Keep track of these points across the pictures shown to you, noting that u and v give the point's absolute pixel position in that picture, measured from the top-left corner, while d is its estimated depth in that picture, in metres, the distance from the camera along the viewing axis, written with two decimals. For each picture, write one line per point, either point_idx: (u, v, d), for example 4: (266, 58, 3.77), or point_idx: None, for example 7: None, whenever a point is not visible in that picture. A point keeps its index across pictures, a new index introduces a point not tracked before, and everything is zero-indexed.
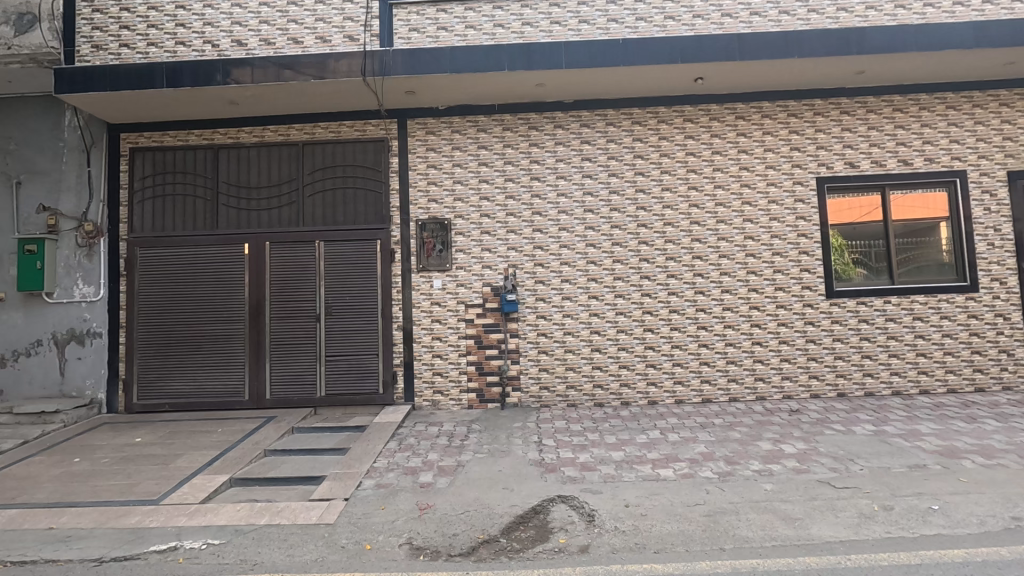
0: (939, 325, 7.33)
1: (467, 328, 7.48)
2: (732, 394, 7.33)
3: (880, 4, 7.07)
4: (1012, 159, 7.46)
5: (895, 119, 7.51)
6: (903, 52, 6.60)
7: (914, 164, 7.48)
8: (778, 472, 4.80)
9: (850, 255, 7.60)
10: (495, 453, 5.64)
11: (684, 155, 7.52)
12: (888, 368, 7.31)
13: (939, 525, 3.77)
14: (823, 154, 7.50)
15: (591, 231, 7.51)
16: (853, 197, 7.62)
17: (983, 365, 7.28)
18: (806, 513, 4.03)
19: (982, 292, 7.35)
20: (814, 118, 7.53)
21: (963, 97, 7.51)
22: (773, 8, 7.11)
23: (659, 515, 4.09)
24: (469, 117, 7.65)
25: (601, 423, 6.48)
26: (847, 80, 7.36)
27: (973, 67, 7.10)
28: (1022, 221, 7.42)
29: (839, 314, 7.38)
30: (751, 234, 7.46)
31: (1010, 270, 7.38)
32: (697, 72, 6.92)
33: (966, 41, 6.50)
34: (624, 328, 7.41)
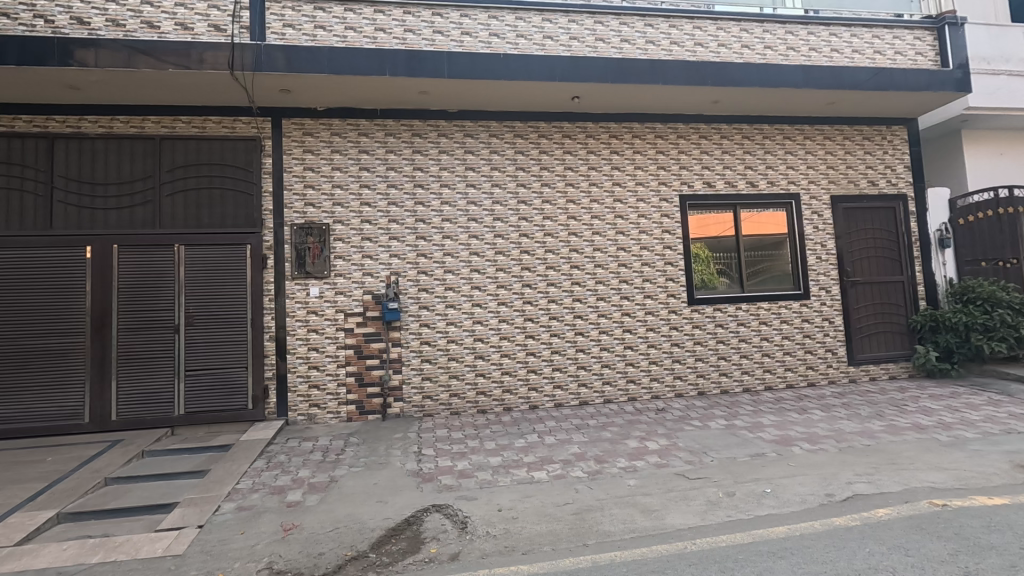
0: (780, 328, 8.32)
1: (346, 338, 7.22)
2: (606, 396, 7.76)
3: (730, 42, 7.93)
4: (834, 186, 8.68)
5: (744, 145, 8.44)
6: (748, 87, 7.48)
7: (759, 187, 8.44)
8: (641, 468, 5.16)
9: (714, 266, 8.41)
10: (372, 466, 5.48)
11: (563, 169, 7.89)
12: (739, 368, 8.15)
13: (770, 506, 4.26)
14: (685, 173, 8.23)
15: (474, 240, 7.60)
16: (712, 213, 8.44)
17: (814, 362, 8.37)
18: (662, 504, 4.37)
19: (813, 299, 8.46)
20: (678, 140, 8.25)
21: (796, 129, 8.63)
22: (641, 37, 7.70)
23: (530, 516, 4.21)
24: (350, 121, 7.44)
25: (482, 430, 6.56)
26: (704, 108, 8.17)
27: (804, 104, 8.20)
28: (842, 239, 8.65)
29: (699, 320, 8.11)
30: (623, 246, 7.98)
31: (834, 280, 8.57)
32: (573, 91, 7.31)
33: (796, 81, 7.51)
34: (507, 335, 7.57)
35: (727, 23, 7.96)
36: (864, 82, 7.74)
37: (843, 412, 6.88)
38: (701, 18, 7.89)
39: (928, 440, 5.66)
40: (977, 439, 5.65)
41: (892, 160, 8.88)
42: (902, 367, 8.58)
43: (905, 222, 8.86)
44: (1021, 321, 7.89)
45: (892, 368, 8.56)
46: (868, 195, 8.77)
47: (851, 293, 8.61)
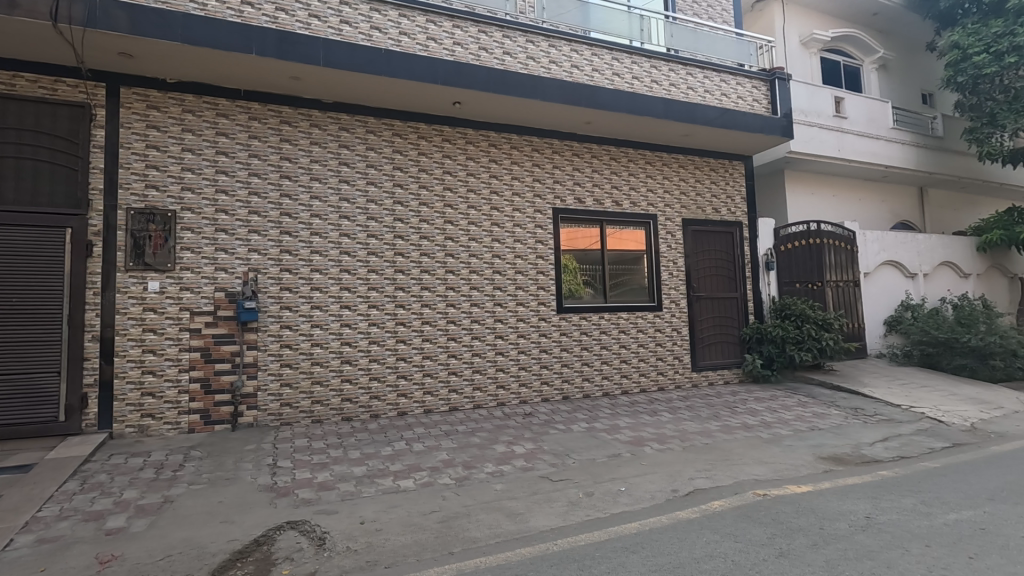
0: (637, 337, 9.02)
1: (192, 339, 6.45)
2: (476, 402, 7.80)
3: (603, 68, 8.48)
4: (686, 210, 9.65)
5: (611, 165, 9.07)
6: (617, 112, 8.10)
7: (623, 205, 9.11)
8: (508, 472, 5.25)
9: (580, 277, 8.88)
10: (216, 482, 4.93)
11: (441, 173, 7.84)
12: (601, 373, 8.68)
13: (624, 503, 4.57)
14: (558, 188, 8.63)
15: (346, 239, 7.24)
16: (581, 227, 8.91)
17: (664, 368, 9.20)
18: (527, 507, 4.46)
19: (664, 310, 9.31)
20: (553, 155, 8.63)
21: (656, 156, 9.46)
22: (522, 51, 7.94)
23: (394, 527, 4.07)
24: (207, 98, 6.70)
25: (346, 438, 6.23)
26: (578, 127, 8.65)
27: (663, 133, 9.04)
28: (691, 257, 9.63)
29: (565, 328, 8.50)
30: (498, 253, 8.13)
31: (682, 295, 9.50)
32: (455, 96, 7.33)
33: (657, 111, 8.33)
34: (377, 340, 7.30)
35: (601, 50, 8.51)
36: (711, 120, 8.79)
37: (687, 413, 7.63)
38: (577, 42, 8.35)
39: (752, 438, 6.48)
40: (789, 436, 6.59)
41: (732, 191, 10.09)
42: (735, 373, 9.72)
43: (740, 246, 10.10)
44: (823, 334, 9.31)
45: (727, 374, 9.66)
46: (713, 220, 9.87)
47: (696, 307, 9.60)
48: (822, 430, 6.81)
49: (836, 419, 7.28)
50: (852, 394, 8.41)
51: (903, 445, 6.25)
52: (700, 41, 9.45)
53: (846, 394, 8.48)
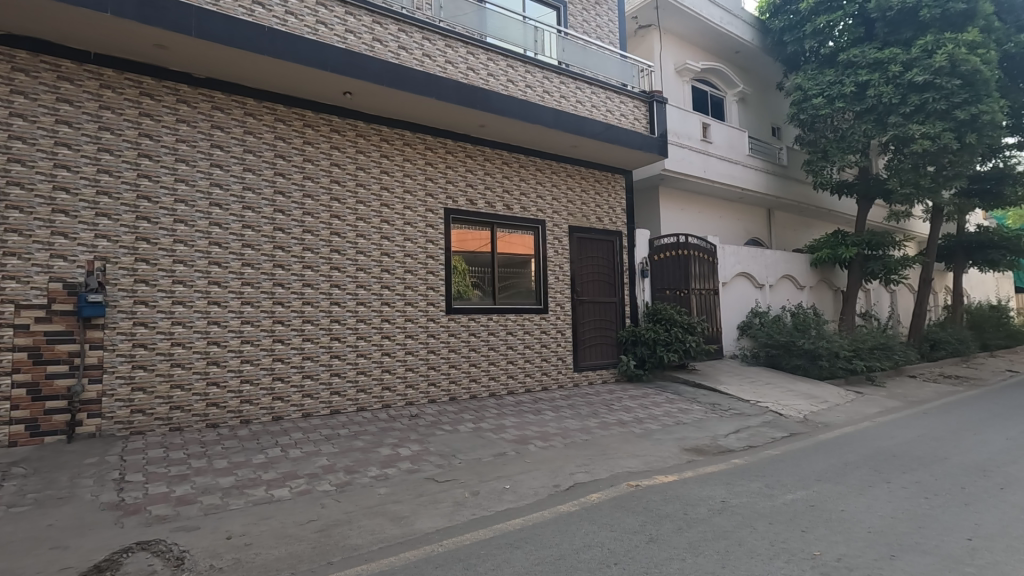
0: (523, 338, 9.26)
1: (16, 337, 5.51)
2: (360, 404, 7.51)
3: (498, 73, 8.63)
4: (572, 218, 10.10)
5: (503, 170, 9.25)
6: (510, 117, 8.30)
7: (513, 209, 9.33)
8: (392, 475, 5.11)
9: (470, 279, 8.92)
10: (46, 503, 4.24)
11: (328, 165, 7.46)
12: (488, 374, 8.79)
13: (509, 500, 4.66)
14: (451, 188, 8.62)
15: (217, 229, 6.63)
16: (472, 229, 8.97)
17: (548, 369, 9.54)
18: (412, 510, 4.38)
19: (549, 313, 9.66)
20: (446, 155, 8.60)
21: (546, 163, 9.81)
22: (418, 47, 7.82)
23: (266, 540, 3.78)
24: (45, 57, 5.78)
25: (211, 447, 5.68)
26: (471, 130, 8.72)
27: (554, 143, 9.42)
28: (575, 263, 10.08)
29: (454, 328, 8.49)
30: (387, 251, 7.91)
31: (566, 298, 9.92)
32: (345, 86, 7.05)
33: (548, 121, 8.67)
34: (250, 339, 6.75)
35: (497, 56, 8.65)
36: (597, 133, 9.33)
37: (568, 412, 7.98)
38: (474, 45, 8.41)
39: (627, 433, 6.94)
40: (658, 430, 7.15)
41: (613, 203, 10.74)
42: (612, 373, 10.33)
43: (620, 254, 10.77)
44: (688, 337, 10.22)
45: (606, 374, 10.25)
46: (596, 228, 10.42)
47: (579, 310, 10.07)
48: (686, 424, 7.47)
49: (697, 414, 8.03)
50: (711, 391, 9.32)
51: (751, 435, 7.05)
52: (589, 58, 9.97)
53: (707, 391, 9.39)
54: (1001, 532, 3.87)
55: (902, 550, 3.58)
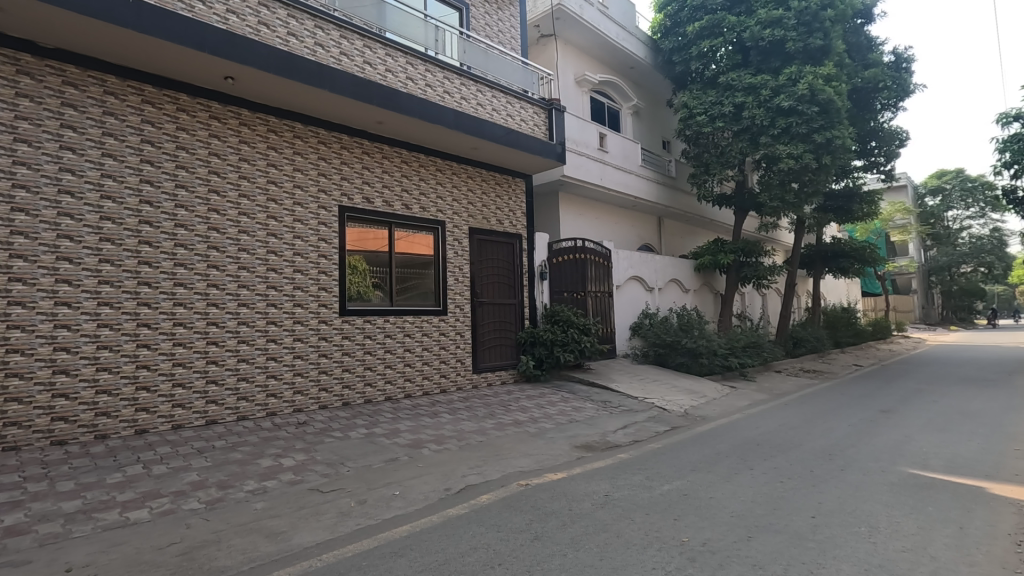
0: (421, 340, 9.13)
1: None
2: (241, 413, 6.98)
3: (396, 70, 8.43)
4: (472, 220, 10.12)
5: (402, 168, 9.07)
6: (409, 115, 8.15)
7: (412, 209, 9.18)
8: (271, 488, 4.79)
9: (371, 279, 8.68)
10: None
11: (206, 154, 6.90)
12: (384, 378, 8.55)
13: (397, 507, 4.54)
14: (346, 185, 8.30)
15: (67, 220, 5.87)
16: (370, 228, 8.72)
17: (446, 371, 9.47)
18: (290, 524, 4.13)
19: (449, 315, 9.59)
20: (341, 150, 8.28)
21: (446, 164, 9.76)
22: (310, 36, 7.45)
23: (115, 569, 3.38)
24: None
25: (55, 467, 5.01)
26: (369, 126, 8.46)
27: (454, 144, 9.39)
28: (475, 265, 10.12)
29: (348, 331, 8.17)
30: (274, 249, 7.45)
31: (466, 300, 9.92)
32: (226, 70, 6.55)
33: (448, 121, 8.62)
34: (108, 344, 6.05)
35: (396, 51, 8.45)
36: (498, 137, 9.43)
37: (464, 414, 7.96)
38: (371, 39, 8.16)
39: (521, 433, 7.05)
40: (551, 429, 7.33)
41: (513, 206, 10.91)
42: (511, 373, 10.46)
43: (520, 256, 10.95)
44: (583, 338, 10.62)
45: (505, 375, 10.36)
46: (496, 230, 10.52)
47: (479, 312, 10.11)
48: (578, 422, 7.75)
49: (589, 412, 8.34)
50: (603, 389, 9.74)
51: (637, 431, 7.45)
52: (491, 62, 10.05)
53: (599, 389, 9.79)
54: (837, 508, 4.39)
55: (757, 531, 3.94)
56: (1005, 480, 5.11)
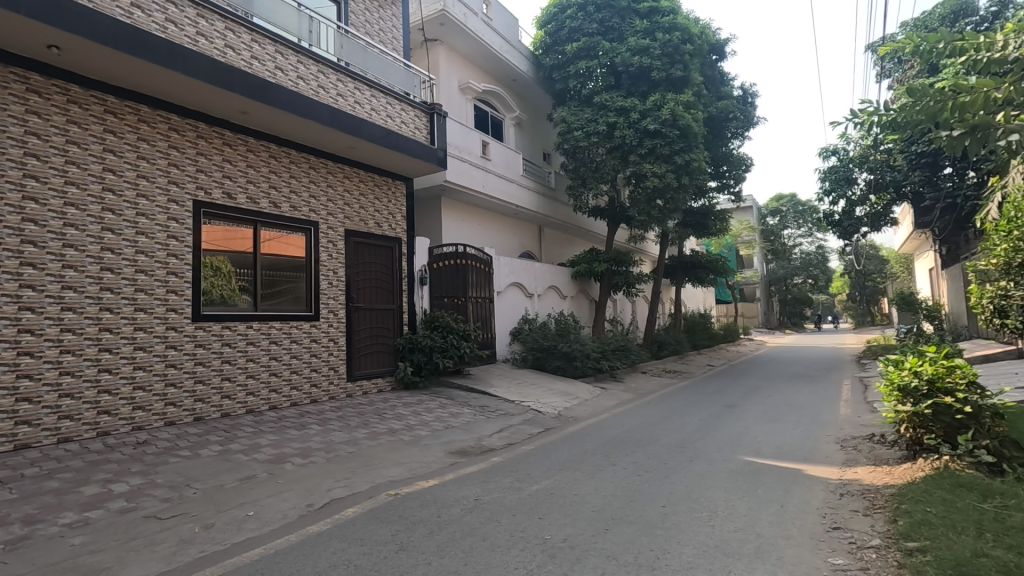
0: (289, 348, 8.55)
1: None
2: (63, 435, 6.01)
3: (263, 58, 7.90)
4: (348, 221, 9.73)
5: (270, 164, 8.50)
6: (277, 108, 7.64)
7: (280, 208, 8.61)
8: (95, 519, 4.18)
9: (238, 282, 8.11)
10: None
11: (22, 133, 5.94)
12: (245, 389, 7.88)
13: (249, 529, 4.18)
14: (202, 178, 7.59)
15: None
16: (233, 227, 8.07)
17: (318, 380, 8.97)
18: (117, 559, 3.63)
19: (321, 321, 9.11)
20: (197, 140, 7.56)
21: (320, 162, 9.31)
22: (159, 11, 6.74)
23: None
24: None
25: None
26: (231, 115, 7.81)
27: (328, 141, 8.97)
28: (351, 268, 9.74)
29: (202, 337, 7.43)
30: (111, 246, 6.59)
31: (341, 304, 9.50)
32: (51, 39, 5.69)
33: (322, 118, 8.21)
34: None
35: (263, 38, 7.93)
36: (376, 137, 9.17)
37: (335, 424, 7.58)
38: (235, 22, 7.58)
39: (395, 441, 6.87)
40: (427, 436, 7.23)
41: (393, 209, 10.67)
42: (388, 381, 10.16)
43: (399, 260, 10.73)
44: (463, 344, 10.55)
45: (381, 383, 10.03)
46: (374, 234, 10.22)
47: (354, 317, 9.72)
48: (454, 428, 7.72)
49: (466, 417, 8.35)
50: (482, 394, 9.80)
51: (512, 434, 7.60)
52: (371, 60, 9.77)
53: (478, 394, 9.84)
54: (684, 496, 4.82)
55: (613, 524, 4.19)
56: (818, 462, 5.95)
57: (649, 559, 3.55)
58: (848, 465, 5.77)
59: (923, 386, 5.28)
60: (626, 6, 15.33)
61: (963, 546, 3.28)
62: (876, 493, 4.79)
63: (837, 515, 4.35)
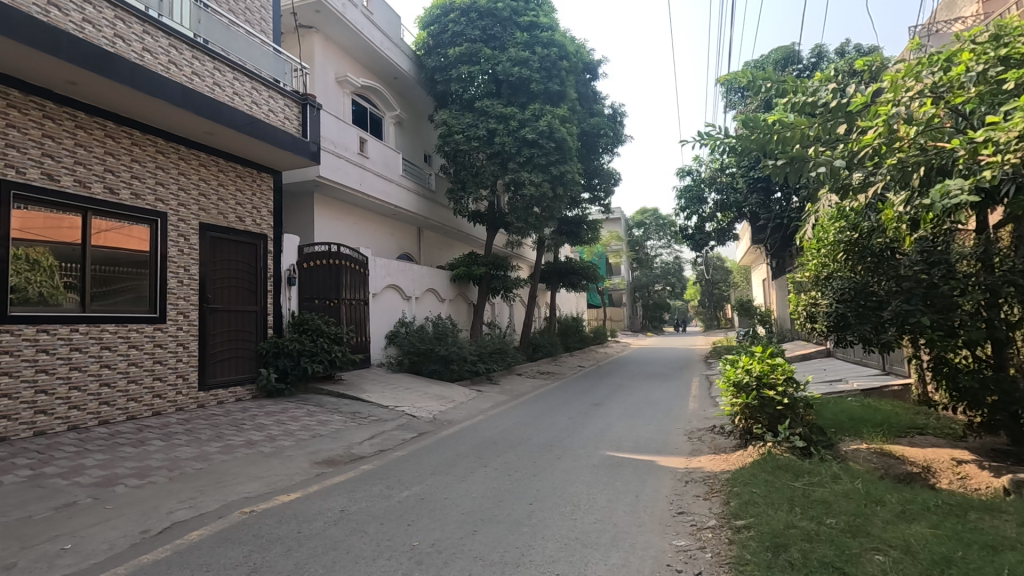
0: (127, 354, 7.55)
1: None
2: None
3: (99, 23, 6.90)
4: (203, 214, 8.84)
5: (106, 144, 7.45)
6: (116, 82, 6.72)
7: (119, 195, 7.58)
8: None
9: (61, 279, 7.03)
10: None
11: None
12: (66, 402, 6.79)
13: (65, 566, 3.60)
14: (14, 155, 6.44)
15: None
16: (54, 214, 6.97)
17: (162, 390, 8.01)
18: None
19: (168, 323, 8.16)
20: (8, 110, 6.40)
21: (170, 147, 8.35)
22: None
23: None
24: None
25: None
26: (56, 84, 6.72)
27: (180, 124, 8.08)
28: (206, 266, 8.85)
29: (9, 343, 6.29)
30: None
31: (192, 305, 8.59)
32: None
33: (173, 98, 7.37)
34: None
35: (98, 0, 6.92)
36: (238, 124, 8.43)
37: (183, 438, 6.81)
38: None
39: (253, 454, 6.35)
40: (291, 446, 6.77)
41: (258, 203, 9.90)
42: (248, 389, 9.35)
43: (264, 258, 9.97)
44: (333, 348, 10.02)
45: (239, 391, 9.19)
46: (234, 229, 9.38)
47: (208, 320, 8.84)
48: (322, 436, 7.32)
49: (336, 425, 7.97)
50: (354, 400, 9.39)
51: (384, 440, 7.38)
52: (233, 40, 8.99)
53: (349, 399, 9.43)
54: (550, 493, 5.02)
55: (482, 525, 4.24)
56: (669, 453, 6.55)
57: (515, 557, 3.65)
58: (693, 454, 6.43)
59: (753, 382, 6.08)
60: (509, 17, 15.71)
61: (779, 520, 3.80)
62: (714, 479, 5.40)
63: (682, 500, 4.81)
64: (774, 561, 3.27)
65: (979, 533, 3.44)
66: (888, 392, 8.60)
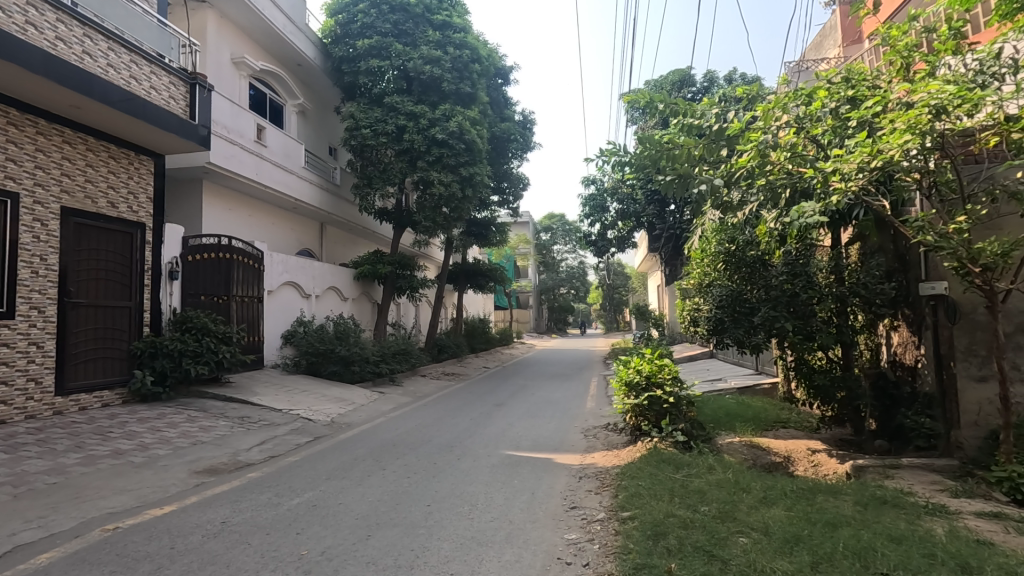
0: None
1: None
2: None
3: None
4: (66, 196, 7.87)
5: None
6: None
7: None
8: None
9: None
10: None
11: None
12: None
13: None
14: None
15: None
16: None
17: (9, 395, 7.02)
18: None
19: (17, 319, 7.17)
20: None
21: (26, 119, 7.36)
22: None
23: None
24: None
25: None
26: None
27: (39, 95, 7.14)
28: (68, 255, 7.89)
29: None
30: None
31: (50, 299, 7.61)
32: None
33: (30, 64, 6.50)
34: None
35: None
36: (112, 99, 7.60)
37: (33, 450, 6.01)
38: None
39: (120, 465, 5.75)
40: (166, 455, 6.21)
41: (134, 187, 9.01)
42: (118, 393, 8.44)
43: (140, 249, 9.07)
44: (221, 348, 9.28)
45: (107, 396, 8.27)
46: (104, 215, 8.45)
47: (69, 316, 7.89)
48: (204, 444, 6.78)
49: (220, 431, 7.42)
50: (243, 404, 8.79)
51: (274, 446, 6.98)
52: (108, 6, 8.09)
53: (237, 403, 8.80)
54: (448, 494, 5.02)
55: (376, 529, 4.16)
56: (565, 450, 6.82)
57: (409, 560, 3.62)
58: (588, 451, 6.74)
59: (643, 381, 6.49)
60: (421, 14, 15.48)
61: (659, 510, 4.08)
62: (605, 474, 5.68)
63: (574, 495, 5.02)
64: (654, 548, 3.51)
65: (823, 512, 3.93)
66: (760, 391, 9.51)
